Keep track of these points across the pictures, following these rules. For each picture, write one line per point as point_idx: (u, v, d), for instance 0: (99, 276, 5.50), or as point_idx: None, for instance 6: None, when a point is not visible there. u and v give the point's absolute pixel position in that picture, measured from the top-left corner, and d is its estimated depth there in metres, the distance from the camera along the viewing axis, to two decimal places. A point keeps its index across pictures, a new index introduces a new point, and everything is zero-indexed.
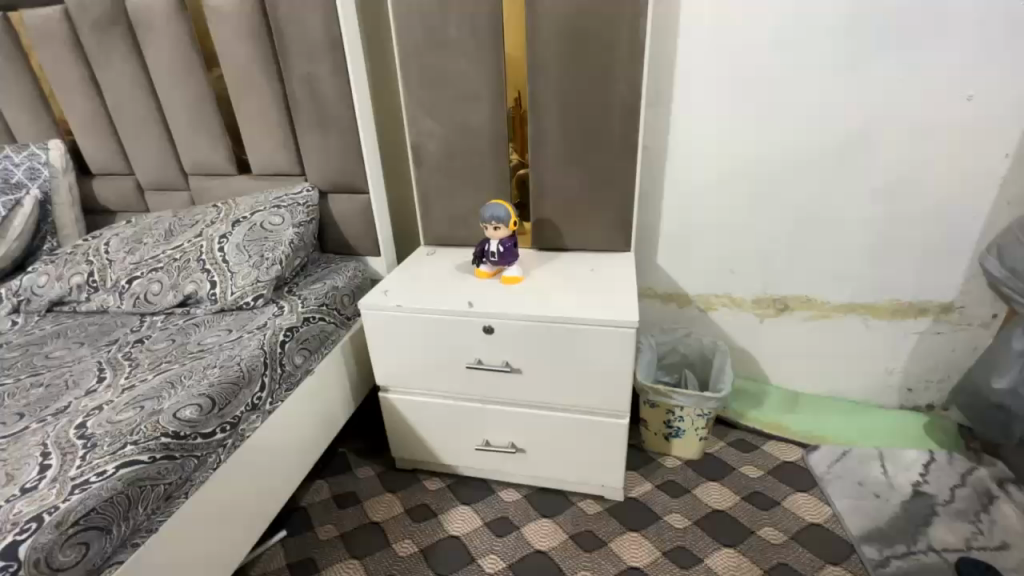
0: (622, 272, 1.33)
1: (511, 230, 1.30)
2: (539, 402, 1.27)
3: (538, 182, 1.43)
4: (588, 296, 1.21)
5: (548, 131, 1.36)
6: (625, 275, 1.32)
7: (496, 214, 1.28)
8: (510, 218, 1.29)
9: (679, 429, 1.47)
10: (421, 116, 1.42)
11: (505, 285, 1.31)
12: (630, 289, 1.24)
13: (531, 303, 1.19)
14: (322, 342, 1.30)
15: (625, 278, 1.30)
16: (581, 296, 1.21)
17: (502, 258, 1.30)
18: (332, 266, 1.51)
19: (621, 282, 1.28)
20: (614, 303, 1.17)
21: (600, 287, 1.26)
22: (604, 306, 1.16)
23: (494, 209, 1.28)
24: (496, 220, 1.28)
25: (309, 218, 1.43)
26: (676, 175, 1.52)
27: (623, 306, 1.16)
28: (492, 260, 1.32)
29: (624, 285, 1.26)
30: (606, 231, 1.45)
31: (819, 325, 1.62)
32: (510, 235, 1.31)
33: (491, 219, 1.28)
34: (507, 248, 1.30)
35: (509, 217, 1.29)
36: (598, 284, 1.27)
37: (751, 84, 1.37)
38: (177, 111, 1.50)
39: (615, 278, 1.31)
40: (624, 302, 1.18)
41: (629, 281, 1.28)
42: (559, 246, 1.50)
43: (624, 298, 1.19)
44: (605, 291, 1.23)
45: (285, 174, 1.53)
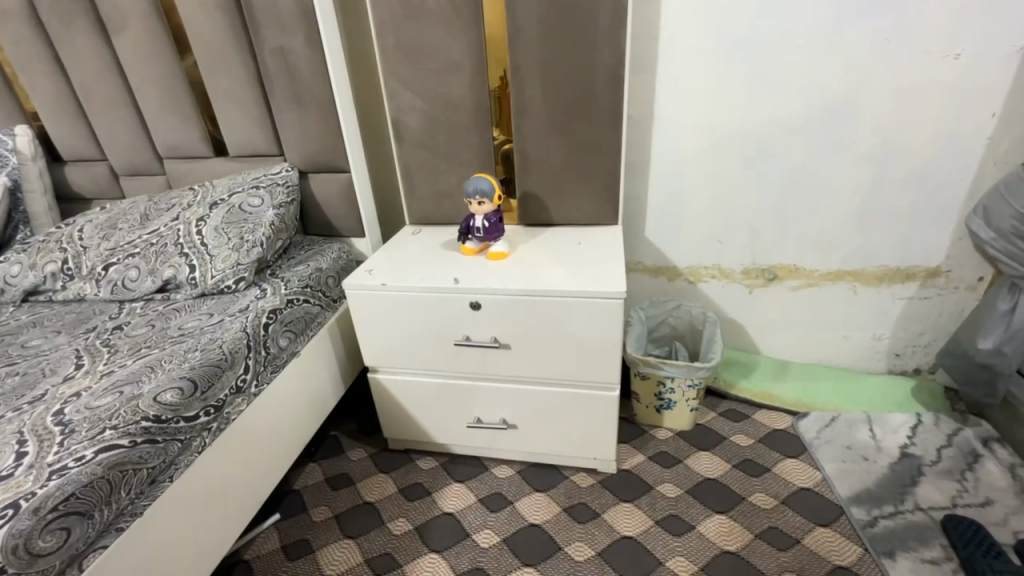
0: (610, 245, 1.32)
1: (495, 205, 1.28)
2: (529, 377, 1.27)
3: (523, 155, 1.40)
4: (576, 268, 1.20)
5: (531, 102, 1.33)
6: (612, 247, 1.31)
7: (480, 188, 1.25)
8: (495, 193, 1.26)
9: (671, 401, 1.48)
10: (401, 90, 1.38)
11: (492, 261, 1.30)
12: (618, 260, 1.22)
13: (519, 278, 1.18)
14: (308, 324, 1.28)
15: (613, 250, 1.28)
16: (569, 270, 1.20)
17: (488, 234, 1.28)
18: (316, 248, 1.49)
19: (609, 254, 1.26)
20: (602, 276, 1.16)
21: (588, 260, 1.24)
22: (592, 279, 1.15)
23: (478, 182, 1.25)
24: (481, 195, 1.25)
25: (289, 199, 1.40)
26: (663, 145, 1.50)
27: (611, 278, 1.14)
28: (478, 236, 1.30)
29: (612, 257, 1.25)
30: (594, 203, 1.43)
31: (807, 293, 1.62)
32: (496, 210, 1.29)
33: (475, 193, 1.26)
34: (493, 224, 1.28)
35: (494, 192, 1.26)
36: (585, 257, 1.26)
37: (737, 47, 1.34)
38: (147, 90, 1.45)
39: (603, 250, 1.29)
40: (612, 273, 1.16)
41: (617, 253, 1.27)
42: (546, 221, 1.48)
43: (613, 270, 1.18)
44: (593, 264, 1.22)
45: (263, 154, 1.49)
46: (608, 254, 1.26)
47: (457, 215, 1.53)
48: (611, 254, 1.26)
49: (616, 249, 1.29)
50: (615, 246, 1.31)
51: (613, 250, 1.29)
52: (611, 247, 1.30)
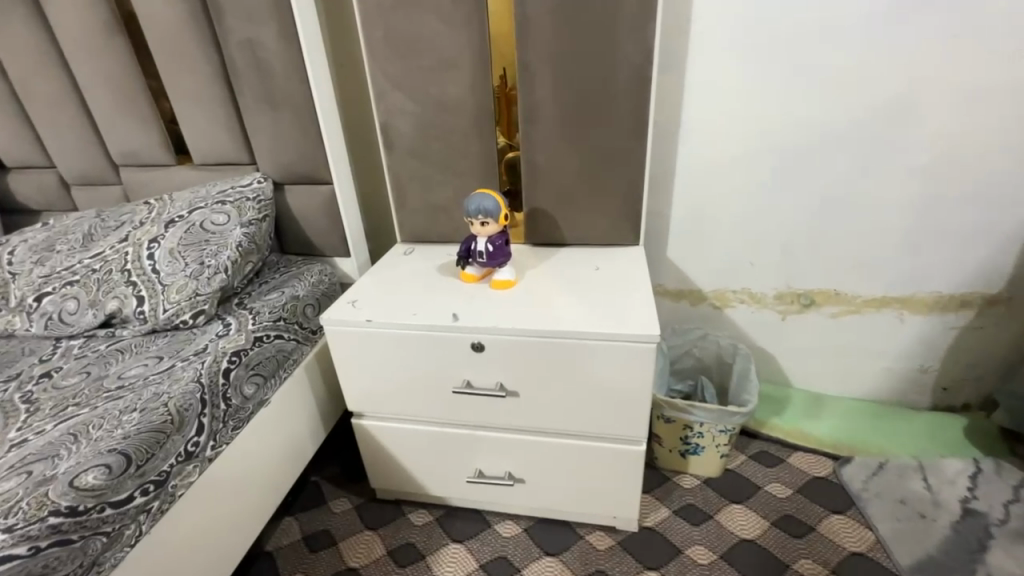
0: (633, 273, 1.14)
1: (501, 225, 1.09)
2: (540, 428, 1.08)
3: (532, 166, 1.21)
4: (596, 303, 1.02)
5: (542, 104, 1.14)
6: (635, 276, 1.13)
7: (482, 206, 1.06)
8: (501, 212, 1.08)
9: (698, 445, 1.30)
10: (390, 90, 1.20)
11: (496, 290, 1.11)
12: (645, 293, 1.05)
13: (530, 314, 1.00)
14: (279, 364, 1.09)
15: (637, 280, 1.11)
16: (588, 305, 1.02)
17: (491, 260, 1.10)
18: (293, 270, 1.30)
19: (633, 285, 1.08)
20: (629, 313, 0.98)
21: (609, 292, 1.06)
22: (617, 317, 0.96)
23: (480, 200, 1.07)
24: (484, 215, 1.07)
25: (260, 216, 1.21)
26: (690, 155, 1.31)
27: (640, 317, 0.96)
28: (480, 261, 1.11)
29: (637, 288, 1.07)
30: (612, 221, 1.24)
31: (847, 321, 1.45)
32: (502, 232, 1.10)
33: (477, 213, 1.07)
34: (499, 248, 1.09)
35: (499, 211, 1.07)
36: (606, 288, 1.08)
37: (779, 44, 1.16)
38: (96, 88, 1.25)
39: (626, 280, 1.11)
40: (640, 310, 0.98)
41: (643, 283, 1.09)
42: (557, 240, 1.29)
43: (640, 305, 1.00)
44: (616, 297, 1.04)
45: (231, 163, 1.30)
46: (633, 285, 1.08)
47: (456, 233, 1.34)
48: (635, 285, 1.08)
49: (641, 279, 1.11)
50: (639, 274, 1.13)
51: (638, 280, 1.11)
52: (635, 276, 1.13)
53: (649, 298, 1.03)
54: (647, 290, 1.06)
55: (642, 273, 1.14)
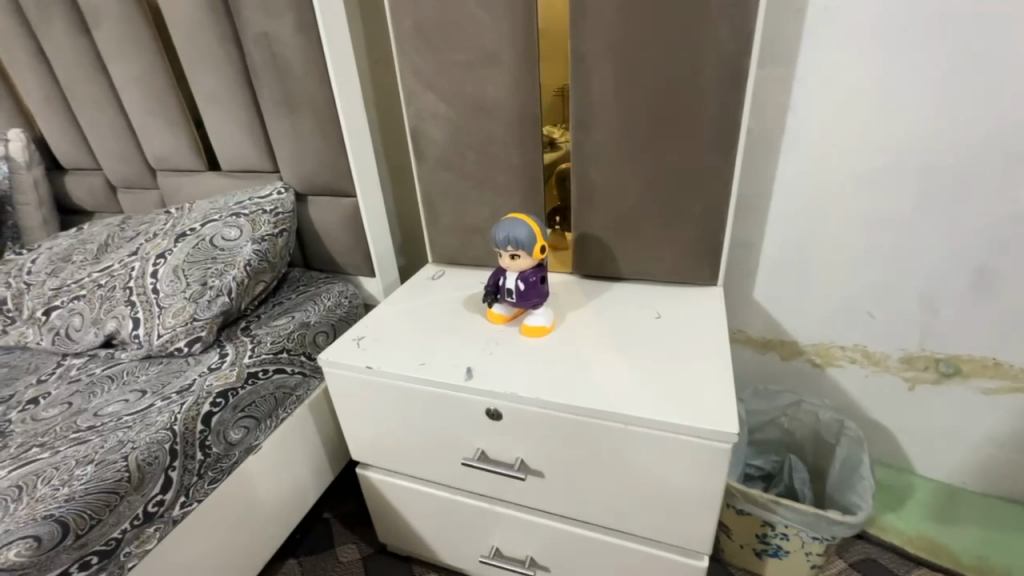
0: (705, 328, 0.88)
1: (536, 258, 0.87)
2: (571, 515, 0.86)
3: (584, 183, 0.98)
4: (651, 372, 0.79)
5: (600, 106, 0.91)
6: (708, 333, 0.87)
7: (513, 236, 0.85)
8: (536, 245, 0.86)
9: (779, 548, 1.00)
10: (422, 91, 1.02)
11: (527, 338, 0.90)
12: (720, 363, 0.79)
13: (563, 381, 0.78)
14: (277, 404, 0.96)
15: (710, 340, 0.85)
16: (641, 375, 0.78)
17: (523, 301, 0.89)
18: (312, 290, 1.18)
19: (704, 348, 0.83)
20: (696, 395, 0.73)
21: (670, 356, 0.82)
22: (679, 399, 0.73)
23: (511, 227, 0.85)
24: (515, 247, 0.86)
25: (277, 230, 1.10)
26: (794, 172, 1.01)
27: (711, 403, 0.71)
28: (509, 300, 0.91)
29: (709, 352, 0.82)
30: (683, 255, 0.98)
31: (1008, 402, 1.06)
32: (538, 267, 0.88)
33: (506, 243, 0.86)
34: (532, 288, 0.88)
35: (534, 244, 0.85)
36: (666, 349, 0.83)
37: (940, 23, 0.83)
38: (129, 90, 1.20)
39: (695, 338, 0.86)
40: (711, 391, 0.73)
41: (717, 345, 0.83)
42: (611, 274, 1.06)
43: (712, 382, 0.75)
44: (679, 365, 0.79)
45: (255, 170, 1.20)
46: (703, 348, 0.83)
47: (493, 257, 1.15)
48: (707, 348, 0.83)
49: (715, 338, 0.85)
50: (714, 330, 0.87)
51: (713, 339, 0.85)
52: (708, 333, 0.87)
53: (725, 371, 0.77)
54: (723, 358, 0.80)
55: (717, 329, 0.87)
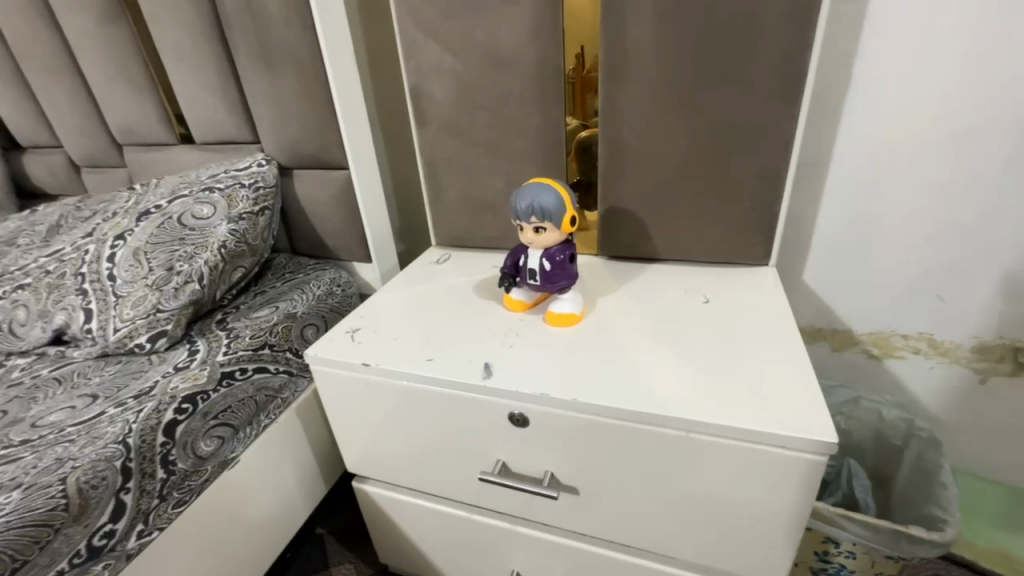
0: (767, 315, 0.74)
1: (566, 232, 0.73)
2: (611, 538, 0.72)
3: (616, 147, 0.84)
4: (711, 367, 0.65)
5: (638, 51, 0.76)
6: (771, 321, 0.73)
7: (537, 205, 0.70)
8: (565, 217, 0.71)
9: (843, 567, 0.87)
10: (423, 41, 0.87)
11: (553, 328, 0.76)
12: (794, 357, 0.65)
13: (605, 379, 0.64)
14: (258, 409, 0.81)
15: (775, 329, 0.71)
16: (700, 371, 0.64)
17: (546, 286, 0.75)
18: (300, 278, 1.04)
19: (770, 338, 0.69)
20: (772, 395, 0.59)
21: (731, 349, 0.68)
22: (753, 401, 0.58)
23: (535, 194, 0.70)
24: (540, 219, 0.71)
25: (257, 208, 0.95)
26: (856, 134, 0.88)
27: (793, 406, 0.57)
28: (529, 284, 0.77)
29: (777, 343, 0.68)
30: (731, 229, 0.84)
31: None
32: (566, 244, 0.74)
33: (529, 215, 0.71)
34: (559, 270, 0.73)
35: (562, 215, 0.71)
36: (725, 340, 0.70)
37: None
38: (87, 51, 1.05)
39: (756, 326, 0.72)
40: (790, 391, 0.60)
41: (786, 335, 0.69)
42: (645, 255, 0.92)
43: (789, 380, 0.61)
44: (744, 359, 0.65)
45: (233, 141, 1.05)
46: (769, 339, 0.69)
47: (507, 238, 1.01)
48: (774, 339, 0.69)
49: (781, 327, 0.71)
50: (778, 318, 0.73)
51: (779, 328, 0.71)
52: (771, 321, 0.73)
53: (802, 367, 0.63)
54: (796, 350, 0.66)
55: (780, 316, 0.74)
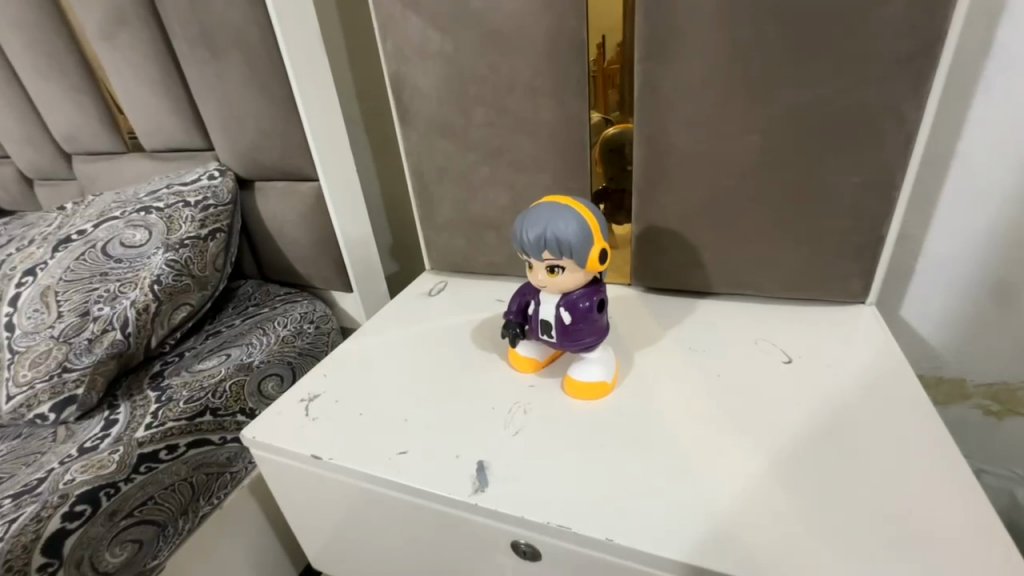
0: (883, 393, 0.52)
1: (593, 272, 0.51)
2: None
3: (661, 150, 0.62)
4: (814, 489, 0.44)
5: (697, 18, 0.54)
6: (892, 405, 0.51)
7: (551, 234, 0.49)
8: (592, 253, 0.50)
9: None
10: (402, 16, 0.67)
11: (577, 401, 0.55)
12: (943, 480, 0.44)
13: (652, 506, 0.44)
14: (192, 496, 0.64)
15: (903, 424, 0.49)
16: (798, 496, 0.44)
17: (565, 345, 0.54)
18: (265, 313, 0.85)
19: (896, 441, 0.48)
20: (924, 555, 0.39)
21: (843, 456, 0.47)
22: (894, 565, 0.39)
23: (548, 218, 0.49)
24: (556, 256, 0.50)
25: (205, 232, 0.77)
26: (988, 126, 0.64)
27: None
28: (541, 340, 0.56)
29: (909, 450, 0.47)
30: (818, 259, 0.62)
31: None
32: (594, 290, 0.53)
33: (540, 251, 0.50)
34: (584, 325, 0.53)
35: (588, 252, 0.50)
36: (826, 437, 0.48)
37: None
38: (17, 44, 0.89)
39: (871, 416, 0.50)
40: (948, 546, 0.39)
41: (920, 437, 0.48)
42: (694, 288, 0.70)
43: (943, 525, 0.41)
44: (864, 480, 0.44)
45: (185, 148, 0.87)
46: (897, 442, 0.47)
47: (517, 263, 0.80)
48: (905, 444, 0.47)
49: (912, 421, 0.49)
50: (904, 401, 0.51)
51: (907, 422, 0.49)
52: (893, 406, 0.51)
53: (966, 502, 0.42)
54: (943, 466, 0.45)
55: (903, 398, 0.52)
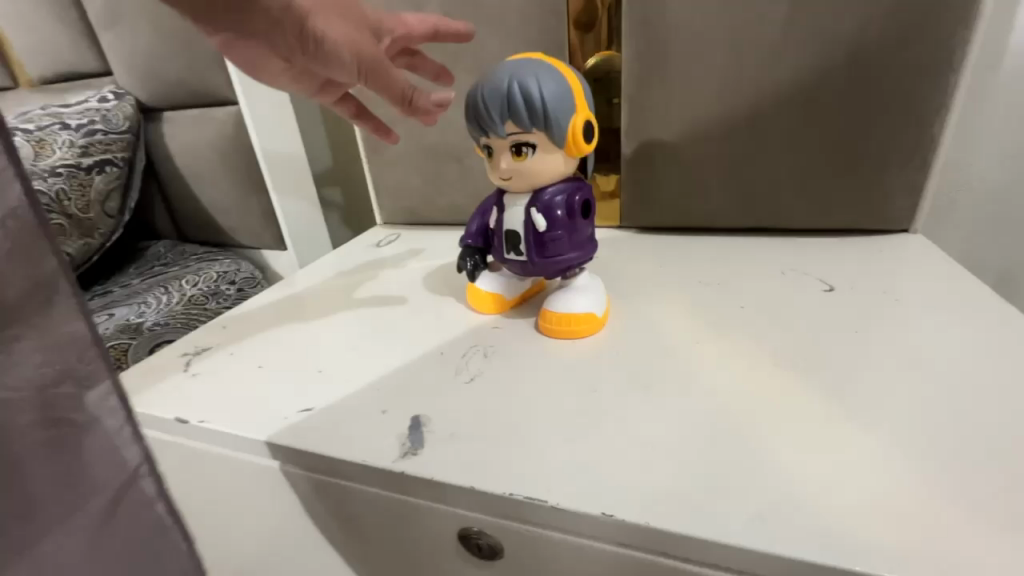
0: (963, 320, 0.39)
1: (578, 155, 0.38)
2: None
3: (659, 36, 0.50)
4: (902, 440, 0.30)
5: None
6: (979, 334, 0.38)
7: (522, 88, 0.35)
8: (575, 123, 0.36)
9: None
10: None
11: (557, 341, 0.40)
12: None
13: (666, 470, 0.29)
14: None
15: (1003, 357, 0.35)
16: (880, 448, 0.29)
17: (537, 265, 0.40)
18: (174, 273, 0.69)
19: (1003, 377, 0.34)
20: None
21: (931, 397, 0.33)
22: None
23: (518, 70, 0.36)
24: (525, 127, 0.36)
25: (84, 162, 0.62)
26: None
27: None
28: (506, 265, 0.42)
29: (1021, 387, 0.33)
30: (856, 170, 0.50)
31: None
32: (574, 184, 0.39)
33: (503, 117, 0.36)
34: (562, 232, 0.39)
35: (570, 120, 0.36)
36: (901, 374, 0.35)
37: None
38: None
39: (957, 349, 0.37)
40: None
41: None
42: (699, 221, 0.57)
43: None
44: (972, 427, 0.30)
45: (81, 75, 0.72)
46: (1003, 376, 0.34)
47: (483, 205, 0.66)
48: (1012, 378, 0.34)
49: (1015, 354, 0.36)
50: (997, 332, 0.38)
51: (1011, 355, 0.36)
52: (985, 338, 0.37)
53: None
54: None
55: (991, 325, 0.39)
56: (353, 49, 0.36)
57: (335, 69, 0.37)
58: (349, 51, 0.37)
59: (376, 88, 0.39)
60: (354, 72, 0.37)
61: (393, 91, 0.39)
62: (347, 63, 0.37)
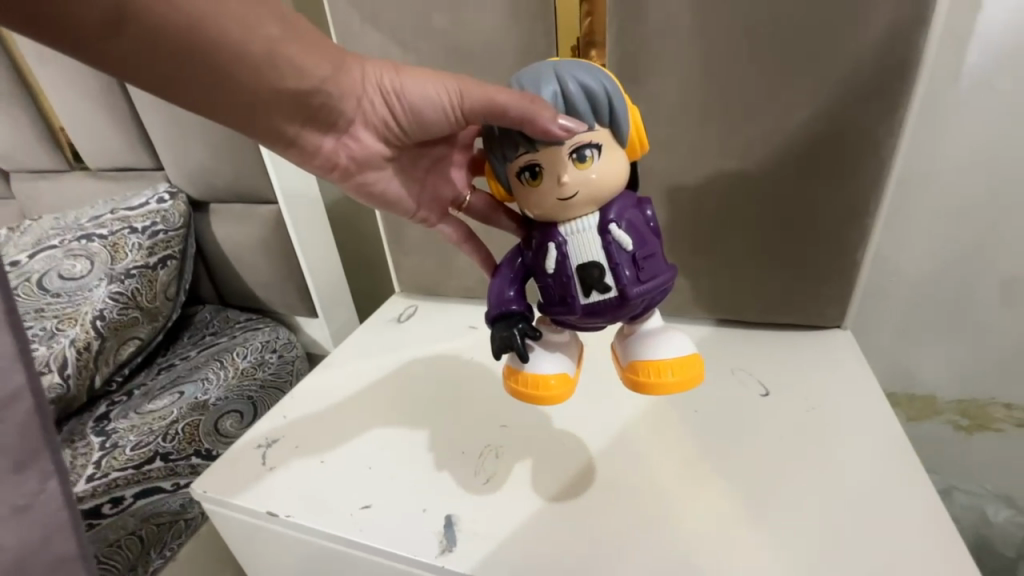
0: (859, 427, 0.51)
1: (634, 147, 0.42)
2: None
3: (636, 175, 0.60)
4: (792, 542, 0.42)
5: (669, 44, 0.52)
6: (868, 441, 0.50)
7: (584, 87, 0.39)
8: (631, 116, 0.41)
9: None
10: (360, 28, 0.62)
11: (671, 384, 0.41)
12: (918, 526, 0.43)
13: (627, 565, 0.42)
14: (146, 548, 0.60)
15: (885, 466, 0.47)
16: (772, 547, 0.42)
17: (634, 296, 0.42)
18: (224, 344, 0.80)
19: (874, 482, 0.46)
20: None
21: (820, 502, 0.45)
22: None
23: (576, 71, 0.40)
24: (581, 99, 0.39)
25: (151, 259, 0.72)
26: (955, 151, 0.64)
27: None
28: (585, 314, 0.43)
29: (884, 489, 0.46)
30: (796, 285, 0.61)
31: None
32: (638, 196, 0.43)
33: (558, 87, 0.39)
34: (653, 251, 0.42)
35: (626, 100, 0.40)
36: (802, 479, 0.47)
37: None
38: None
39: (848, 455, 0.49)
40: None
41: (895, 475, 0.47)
42: (670, 311, 0.69)
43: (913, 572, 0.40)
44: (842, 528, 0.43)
45: (135, 168, 0.82)
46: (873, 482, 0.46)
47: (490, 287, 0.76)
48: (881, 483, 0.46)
49: (888, 461, 0.48)
50: (881, 439, 0.50)
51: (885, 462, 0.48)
52: (870, 444, 0.50)
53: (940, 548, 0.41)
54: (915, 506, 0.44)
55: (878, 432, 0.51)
56: (446, 89, 0.43)
57: (439, 112, 0.44)
58: (441, 94, 0.43)
59: (478, 109, 0.41)
60: (455, 105, 0.43)
61: (496, 112, 0.39)
62: (442, 103, 0.44)
